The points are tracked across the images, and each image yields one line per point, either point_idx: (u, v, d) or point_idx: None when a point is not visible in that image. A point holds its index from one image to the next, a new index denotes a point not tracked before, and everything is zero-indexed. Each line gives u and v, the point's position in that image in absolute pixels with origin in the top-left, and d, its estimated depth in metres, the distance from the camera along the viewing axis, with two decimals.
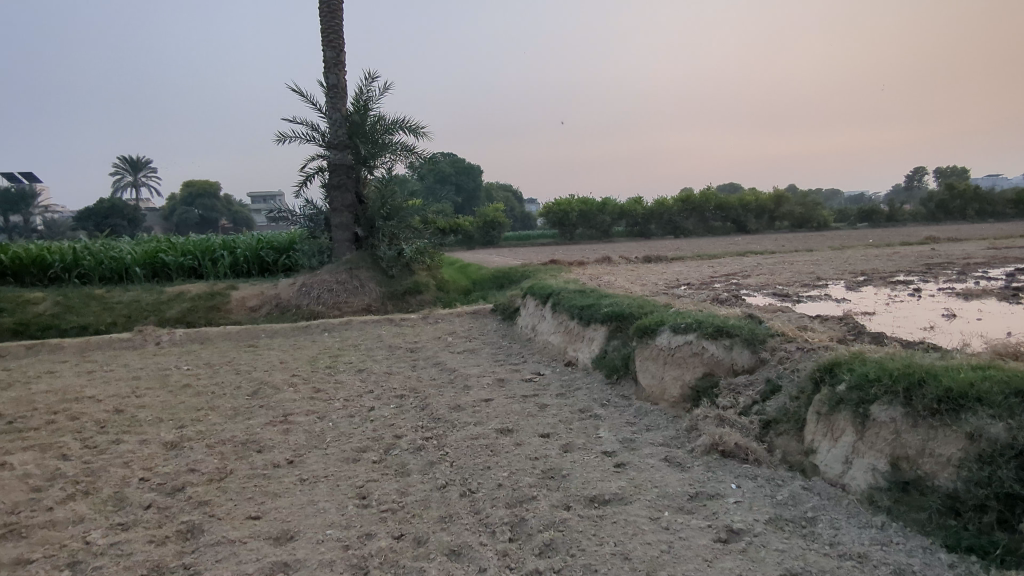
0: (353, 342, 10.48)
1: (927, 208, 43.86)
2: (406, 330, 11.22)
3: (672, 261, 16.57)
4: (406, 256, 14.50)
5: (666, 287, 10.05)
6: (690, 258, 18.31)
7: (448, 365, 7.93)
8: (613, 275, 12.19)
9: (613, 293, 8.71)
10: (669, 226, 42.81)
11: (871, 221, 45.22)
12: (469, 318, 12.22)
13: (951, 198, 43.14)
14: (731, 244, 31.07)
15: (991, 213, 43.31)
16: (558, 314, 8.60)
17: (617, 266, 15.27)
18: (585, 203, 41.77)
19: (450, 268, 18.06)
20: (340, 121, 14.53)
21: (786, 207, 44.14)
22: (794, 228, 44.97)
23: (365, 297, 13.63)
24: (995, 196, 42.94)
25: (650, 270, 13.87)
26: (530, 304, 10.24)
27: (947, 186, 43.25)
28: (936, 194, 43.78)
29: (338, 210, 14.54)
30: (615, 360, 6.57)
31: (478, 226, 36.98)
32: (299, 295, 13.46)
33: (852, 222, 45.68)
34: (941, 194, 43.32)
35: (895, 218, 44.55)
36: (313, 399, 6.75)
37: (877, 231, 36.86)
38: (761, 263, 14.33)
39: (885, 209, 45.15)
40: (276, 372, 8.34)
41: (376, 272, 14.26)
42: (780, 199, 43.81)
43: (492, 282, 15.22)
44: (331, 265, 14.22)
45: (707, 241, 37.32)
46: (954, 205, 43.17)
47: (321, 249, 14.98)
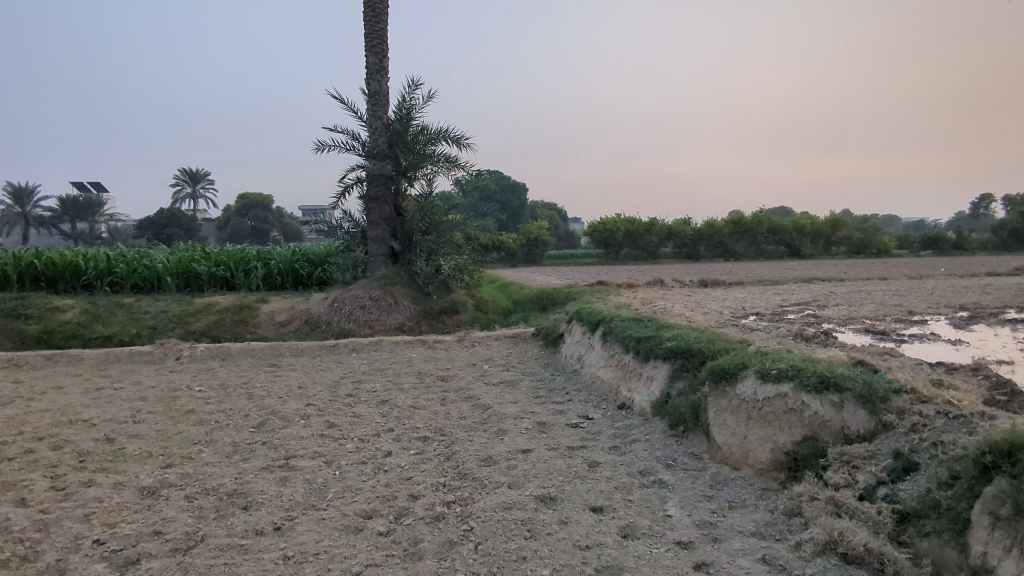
0: (381, 365, 9.57)
1: (998, 237, 40.89)
2: (440, 354, 10.26)
3: (731, 286, 15.19)
4: (443, 273, 13.59)
5: (732, 317, 8.83)
6: (749, 283, 16.88)
7: (482, 401, 6.90)
8: (669, 301, 11.00)
9: (674, 322, 7.58)
10: (719, 248, 41.06)
11: (937, 249, 42.48)
12: (508, 342, 11.19)
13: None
14: (787, 270, 29.26)
15: None
16: (609, 344, 7.50)
17: (671, 290, 14.03)
18: (631, 223, 40.50)
19: (490, 287, 17.12)
20: (380, 129, 13.88)
21: (845, 232, 41.83)
22: (853, 253, 42.55)
23: (400, 315, 12.76)
24: None
25: (707, 295, 12.61)
26: (576, 331, 9.15)
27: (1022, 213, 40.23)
28: (1010, 222, 40.77)
29: (375, 223, 13.81)
30: (681, 408, 5.44)
31: (521, 243, 36.19)
32: (330, 312, 12.70)
33: (917, 250, 42.94)
34: (1015, 223, 40.34)
35: (963, 246, 41.67)
36: (323, 437, 5.82)
37: (946, 260, 34.32)
38: (833, 292, 12.88)
39: (953, 236, 42.36)
40: (291, 399, 7.48)
41: (412, 289, 13.40)
42: (838, 223, 41.55)
43: (535, 303, 14.19)
44: (364, 280, 13.45)
45: (760, 265, 35.48)
46: None
47: (356, 263, 14.11)
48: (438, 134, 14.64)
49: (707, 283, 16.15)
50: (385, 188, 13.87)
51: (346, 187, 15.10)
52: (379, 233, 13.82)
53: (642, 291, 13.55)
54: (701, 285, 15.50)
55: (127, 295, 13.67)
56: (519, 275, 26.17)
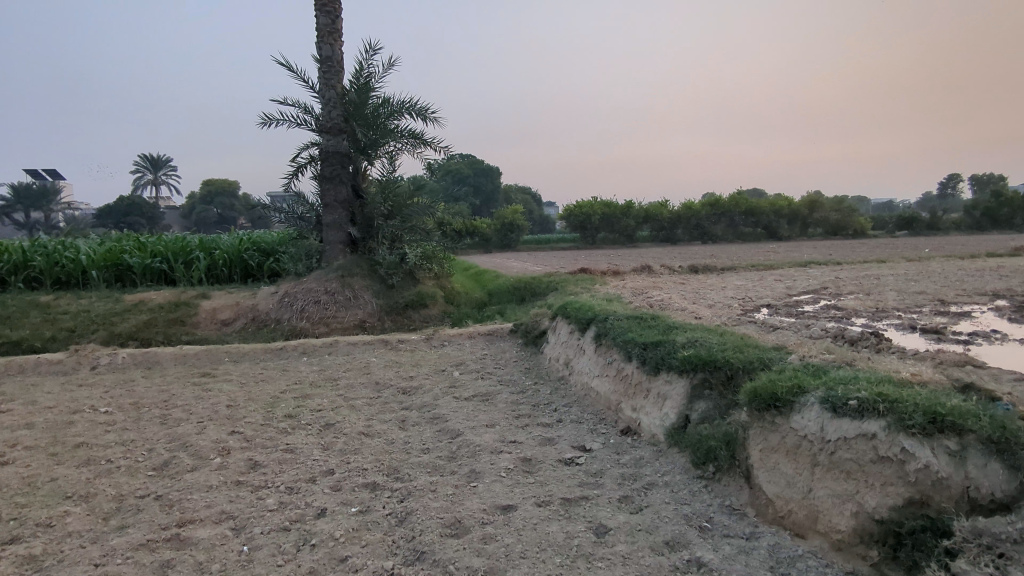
0: (334, 373, 8.14)
1: (971, 217, 40.62)
2: (404, 358, 8.86)
3: (724, 272, 14.00)
4: (409, 262, 12.15)
5: (744, 311, 7.56)
6: (740, 267, 15.70)
7: (451, 425, 5.53)
8: (664, 293, 9.70)
9: (680, 320, 6.32)
10: (697, 231, 40.15)
11: (911, 229, 42.13)
12: (482, 341, 9.83)
13: (999, 206, 39.83)
14: (766, 253, 28.40)
15: None
16: (606, 349, 6.17)
17: (660, 278, 12.77)
18: (608, 206, 39.49)
19: (463, 277, 15.71)
20: (336, 101, 12.36)
21: (821, 213, 41.16)
22: (830, 235, 41.93)
23: (359, 310, 11.32)
24: None
25: (703, 284, 11.36)
26: (563, 329, 7.83)
27: (994, 193, 39.96)
28: (982, 202, 40.46)
29: (331, 207, 12.29)
30: (710, 441, 4.18)
31: (496, 228, 34.77)
32: (280, 309, 11.24)
33: (892, 230, 42.52)
34: (987, 202, 40.09)
35: (937, 226, 41.35)
36: (240, 485, 4.43)
37: (922, 241, 33.81)
38: (837, 278, 11.74)
39: (927, 217, 42.02)
40: (215, 422, 6.04)
41: (373, 281, 11.93)
42: (815, 204, 40.82)
43: (513, 295, 12.84)
44: (319, 271, 11.95)
45: (738, 248, 34.60)
46: (1002, 214, 39.86)
47: (311, 252, 12.49)
48: (402, 107, 13.15)
49: (697, 269, 14.93)
50: (342, 167, 12.34)
51: (300, 168, 13.52)
52: (336, 219, 12.31)
53: (629, 280, 12.27)
54: (691, 271, 14.27)
55: (46, 292, 11.95)
56: (493, 262, 24.76)
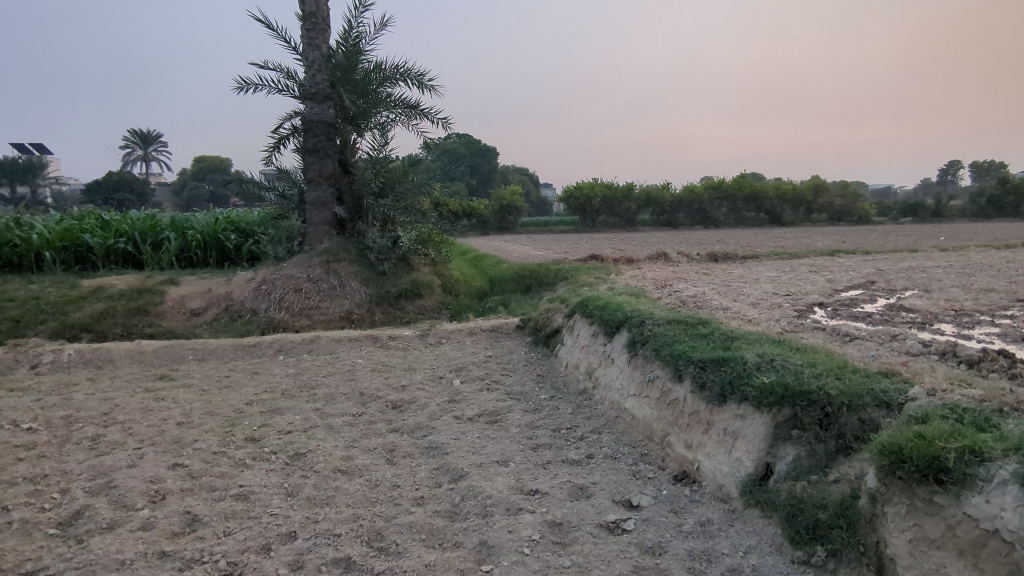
0: (313, 378, 6.95)
1: (976, 204, 39.40)
2: (396, 359, 7.66)
3: (745, 261, 12.84)
4: (402, 246, 10.92)
5: (799, 312, 6.37)
6: (761, 255, 14.50)
7: (452, 462, 4.35)
8: (692, 287, 8.50)
9: (734, 325, 5.14)
10: (698, 215, 39.02)
11: (916, 216, 40.95)
12: (485, 339, 8.64)
13: (1005, 193, 38.62)
14: (769, 240, 27.21)
15: None
16: (644, 362, 4.98)
17: (678, 267, 11.57)
18: (608, 189, 38.29)
19: (463, 263, 14.53)
20: (321, 64, 11.04)
21: (826, 198, 39.87)
22: (834, 220, 40.66)
23: (345, 301, 10.08)
24: None
25: (729, 274, 10.17)
26: (583, 330, 6.63)
27: (1001, 179, 38.73)
28: (988, 189, 39.22)
29: (315, 182, 10.98)
30: (814, 510, 2.99)
31: (493, 210, 33.53)
32: (257, 300, 10.03)
33: (896, 217, 41.34)
34: (993, 189, 38.90)
35: (942, 213, 40.17)
36: (165, 561, 3.25)
37: (929, 228, 32.65)
38: (876, 269, 10.56)
39: (931, 203, 40.76)
40: (158, 449, 4.85)
41: (362, 267, 10.67)
42: (820, 188, 39.51)
43: (517, 284, 11.65)
44: (302, 255, 10.70)
45: (741, 234, 33.43)
46: (1008, 201, 38.59)
47: (292, 233, 11.15)
48: (396, 74, 11.83)
49: (716, 257, 13.73)
50: (327, 138, 11.03)
51: (282, 140, 12.20)
52: (321, 196, 11.00)
53: (645, 270, 11.08)
54: (709, 260, 13.07)
55: None
56: (491, 245, 23.51)
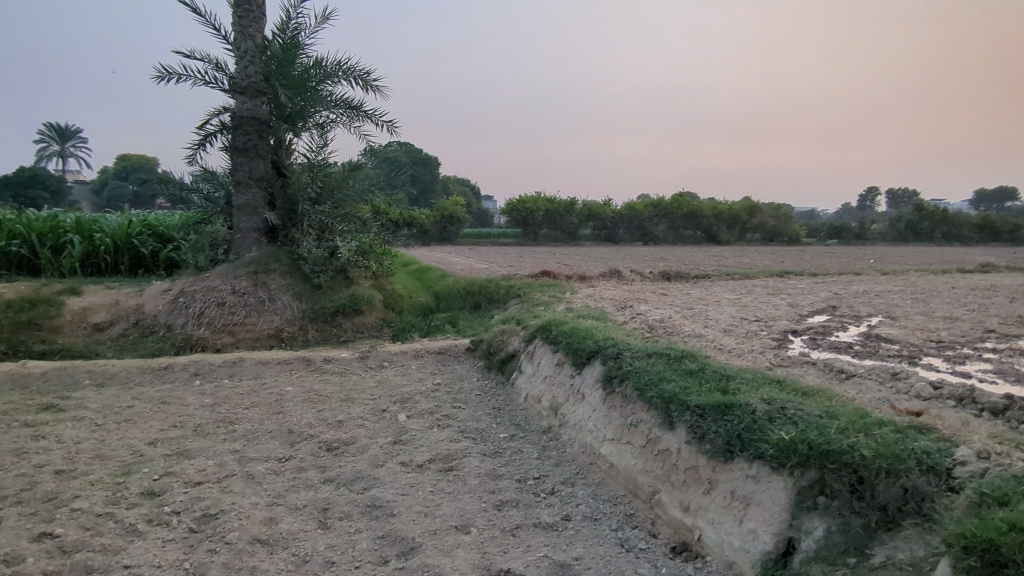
0: (233, 410, 5.97)
1: (895, 229, 41.31)
2: (332, 387, 6.76)
3: (698, 281, 12.55)
4: (341, 258, 10.00)
5: (778, 342, 5.91)
6: (711, 276, 14.30)
7: (400, 529, 3.56)
8: (655, 310, 7.98)
9: (721, 360, 4.59)
10: (639, 232, 39.38)
11: (841, 239, 42.63)
12: (432, 363, 7.84)
13: (920, 220, 40.63)
14: (707, 258, 27.48)
15: (956, 238, 40.05)
16: (623, 402, 4.35)
17: (633, 287, 11.10)
18: (551, 202, 38.08)
19: (406, 276, 13.67)
20: (254, 55, 10.01)
21: (759, 218, 40.91)
22: (767, 241, 41.69)
23: (275, 317, 9.07)
24: (960, 220, 40.02)
25: (687, 296, 9.76)
26: (545, 358, 5.95)
27: (917, 206, 40.74)
28: (905, 215, 41.24)
29: (244, 184, 9.92)
30: None
31: (436, 220, 32.66)
32: (173, 314, 8.88)
33: (822, 238, 42.90)
34: (910, 215, 40.92)
35: (864, 237, 41.92)
36: None
37: (855, 251, 33.88)
38: (831, 294, 10.38)
39: (855, 227, 42.51)
40: (22, 511, 3.83)
41: (296, 280, 9.67)
42: (754, 209, 40.54)
43: (465, 301, 10.88)
44: (227, 264, 9.61)
45: (680, 251, 33.77)
46: (923, 227, 40.58)
47: (216, 240, 9.98)
48: (339, 71, 10.92)
49: (669, 276, 13.38)
50: (259, 136, 9.99)
51: (208, 137, 11.04)
52: (250, 199, 9.92)
53: (600, 289, 10.56)
54: (662, 279, 12.68)
55: None
56: (432, 256, 22.62)
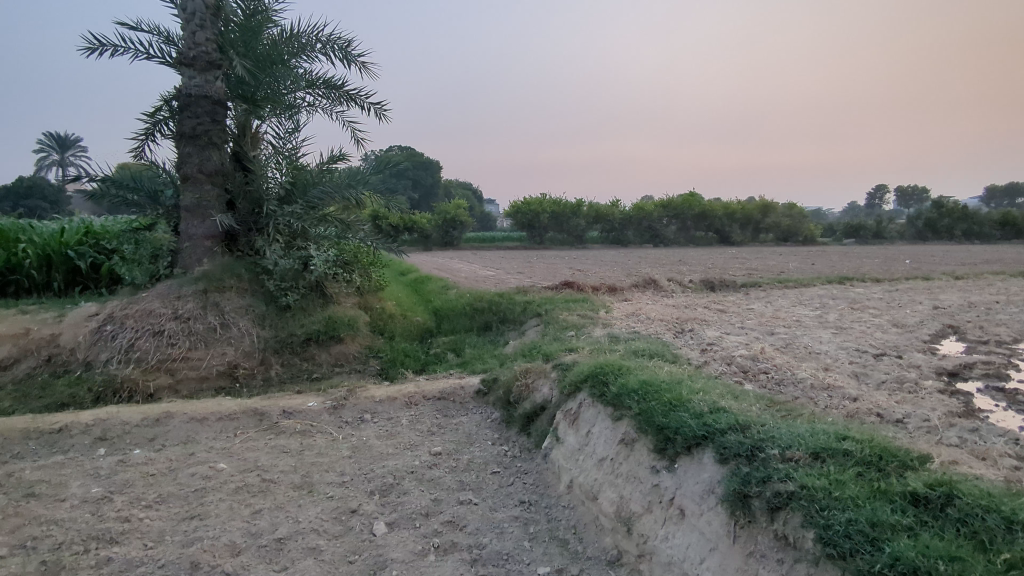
0: (125, 512, 3.91)
1: (914, 226, 38.69)
2: (286, 464, 4.68)
3: (751, 293, 10.47)
4: (315, 271, 7.97)
5: (962, 402, 3.81)
6: (758, 283, 12.18)
7: None
8: (731, 342, 5.88)
9: (952, 466, 2.51)
10: (648, 233, 37.28)
11: (859, 238, 39.72)
12: (430, 415, 5.79)
13: (940, 217, 37.79)
14: (716, 262, 25.27)
15: (978, 235, 37.51)
16: (790, 560, 2.28)
17: (677, 302, 8.99)
18: (556, 204, 36.21)
19: (403, 289, 11.69)
20: (204, 18, 7.90)
21: (773, 217, 38.54)
22: (781, 242, 38.73)
23: (228, 349, 7.02)
24: (982, 216, 37.41)
25: (754, 316, 7.64)
26: (603, 431, 3.89)
27: (936, 202, 38.09)
28: (926, 211, 38.64)
29: (194, 181, 7.87)
30: None
31: (436, 224, 30.82)
32: (96, 348, 6.80)
33: (840, 237, 40.55)
34: (930, 212, 38.21)
35: (884, 235, 39.46)
36: None
37: (874, 251, 31.47)
38: (933, 309, 8.21)
39: (872, 224, 39.92)
40: None
41: (257, 299, 7.63)
42: (768, 208, 38.23)
43: (472, 321, 8.82)
44: (171, 281, 7.57)
45: (692, 254, 31.69)
46: (942, 224, 37.76)
47: (159, 251, 7.89)
48: (315, 43, 8.86)
49: (712, 287, 11.26)
50: (212, 120, 7.91)
51: (153, 123, 8.90)
52: (201, 198, 7.83)
53: (639, 306, 8.46)
54: (706, 291, 10.55)
55: None
56: (431, 264, 20.61)
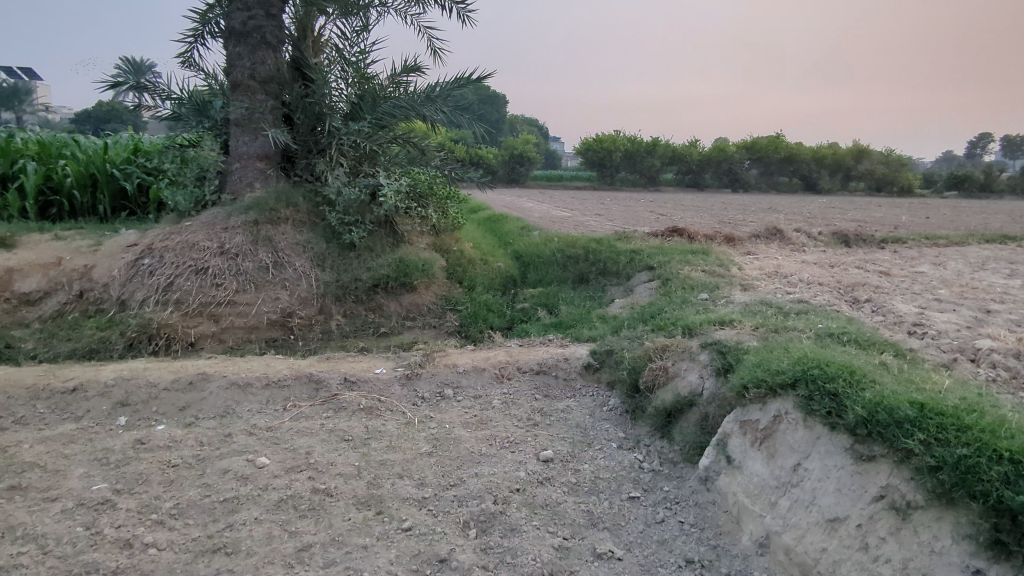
0: (128, 530, 2.81)
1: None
2: (345, 460, 3.49)
3: (900, 252, 8.52)
4: (383, 204, 6.62)
5: None
6: (898, 239, 10.07)
7: None
8: (947, 323, 4.25)
9: None
10: (728, 176, 34.36)
11: (961, 189, 34.22)
12: (528, 395, 4.48)
13: None
14: (802, 210, 22.40)
15: None
16: None
17: (818, 259, 7.26)
18: (630, 142, 33.75)
19: (481, 229, 10.35)
20: None
21: (867, 164, 33.93)
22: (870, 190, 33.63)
23: (281, 294, 5.87)
24: None
25: (939, 285, 5.87)
26: (837, 475, 2.44)
27: None
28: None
29: (246, 90, 6.60)
30: None
31: (503, 160, 29.12)
32: (133, 284, 5.78)
33: (940, 188, 35.38)
34: None
35: (989, 187, 33.48)
36: None
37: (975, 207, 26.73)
38: None
39: (980, 174, 34.02)
40: None
41: (317, 234, 6.42)
42: (863, 152, 33.88)
43: (565, 272, 7.41)
44: (219, 208, 6.44)
45: (776, 201, 28.88)
46: None
47: (205, 172, 6.72)
48: None
49: (846, 242, 9.34)
50: (265, 14, 6.58)
51: (202, 22, 7.62)
52: (253, 110, 6.58)
53: (773, 263, 6.80)
54: (844, 247, 8.69)
55: None
56: (501, 203, 19.13)
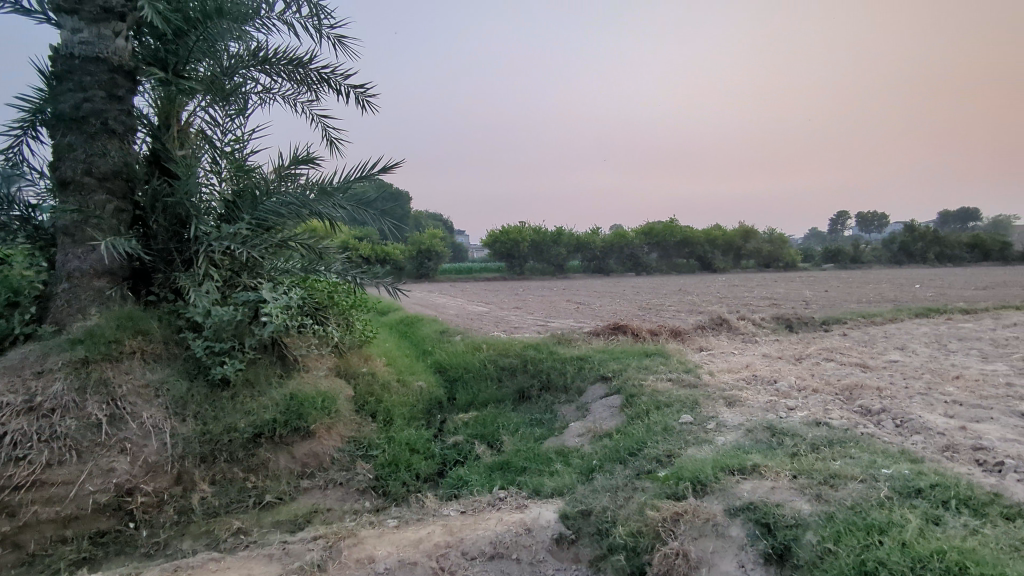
0: None
1: (889, 250, 35.08)
2: None
3: (850, 336, 7.93)
4: (268, 322, 5.10)
5: None
6: (833, 320, 9.66)
7: None
8: (1007, 444, 3.36)
9: None
10: (631, 261, 34.97)
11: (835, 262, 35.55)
12: None
13: (914, 239, 34.04)
14: (704, 292, 22.53)
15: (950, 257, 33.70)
16: None
17: (782, 354, 6.44)
18: (535, 232, 33.82)
19: (395, 338, 8.95)
20: None
21: (756, 243, 35.81)
22: (761, 268, 35.45)
23: (117, 462, 4.13)
24: (953, 239, 33.90)
25: (933, 379, 5.13)
26: None
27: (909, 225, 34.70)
28: (899, 235, 34.92)
29: (80, 189, 5.11)
30: None
31: (409, 255, 27.96)
32: None
33: (818, 262, 36.41)
34: (902, 236, 34.62)
35: (859, 259, 35.27)
36: None
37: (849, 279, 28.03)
38: None
39: (847, 248, 36.21)
40: None
41: (176, 371, 4.85)
42: (751, 232, 35.80)
43: (502, 388, 6.16)
44: (35, 344, 4.75)
45: (681, 283, 29.38)
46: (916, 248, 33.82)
47: (17, 297, 5.04)
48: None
49: (790, 328, 8.72)
50: (109, 96, 5.22)
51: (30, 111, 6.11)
52: (89, 214, 5.07)
53: (741, 363, 5.88)
54: (793, 334, 8.03)
55: None
56: (410, 301, 17.80)
